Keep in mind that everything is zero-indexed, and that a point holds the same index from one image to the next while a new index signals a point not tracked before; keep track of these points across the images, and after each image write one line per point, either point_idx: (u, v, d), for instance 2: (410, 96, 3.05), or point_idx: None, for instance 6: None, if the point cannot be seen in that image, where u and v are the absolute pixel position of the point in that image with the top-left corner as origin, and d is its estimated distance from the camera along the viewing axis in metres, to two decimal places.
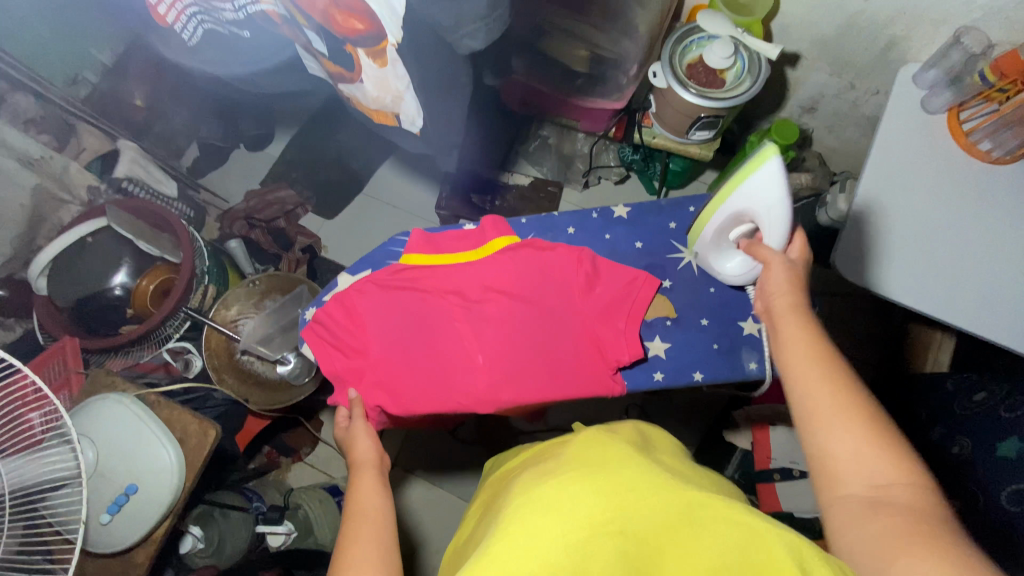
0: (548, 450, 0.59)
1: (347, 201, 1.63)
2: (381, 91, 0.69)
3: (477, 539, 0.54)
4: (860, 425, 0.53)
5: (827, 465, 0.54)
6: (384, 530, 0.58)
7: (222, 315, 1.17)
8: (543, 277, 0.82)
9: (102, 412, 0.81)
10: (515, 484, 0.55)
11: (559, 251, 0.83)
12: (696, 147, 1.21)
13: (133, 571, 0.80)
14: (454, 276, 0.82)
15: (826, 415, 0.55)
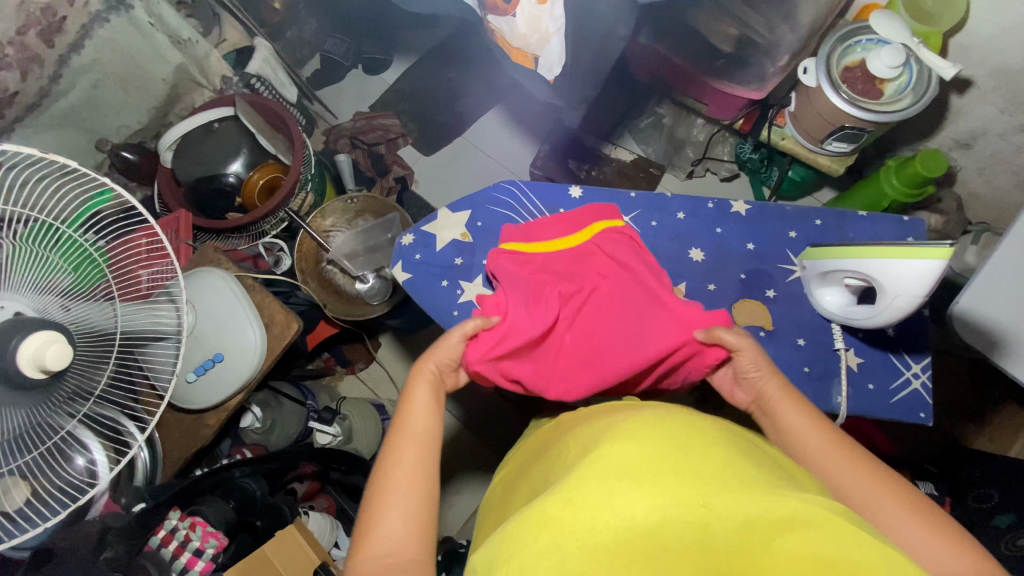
0: (620, 407, 0.59)
1: (445, 141, 1.64)
2: (529, 28, 0.67)
3: (535, 477, 0.55)
4: (901, 503, 0.53)
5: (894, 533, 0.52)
6: (433, 459, 0.59)
7: (318, 223, 1.22)
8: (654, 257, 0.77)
9: (205, 283, 0.89)
10: (585, 430, 0.55)
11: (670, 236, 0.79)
12: (826, 158, 1.12)
13: (204, 428, 0.88)
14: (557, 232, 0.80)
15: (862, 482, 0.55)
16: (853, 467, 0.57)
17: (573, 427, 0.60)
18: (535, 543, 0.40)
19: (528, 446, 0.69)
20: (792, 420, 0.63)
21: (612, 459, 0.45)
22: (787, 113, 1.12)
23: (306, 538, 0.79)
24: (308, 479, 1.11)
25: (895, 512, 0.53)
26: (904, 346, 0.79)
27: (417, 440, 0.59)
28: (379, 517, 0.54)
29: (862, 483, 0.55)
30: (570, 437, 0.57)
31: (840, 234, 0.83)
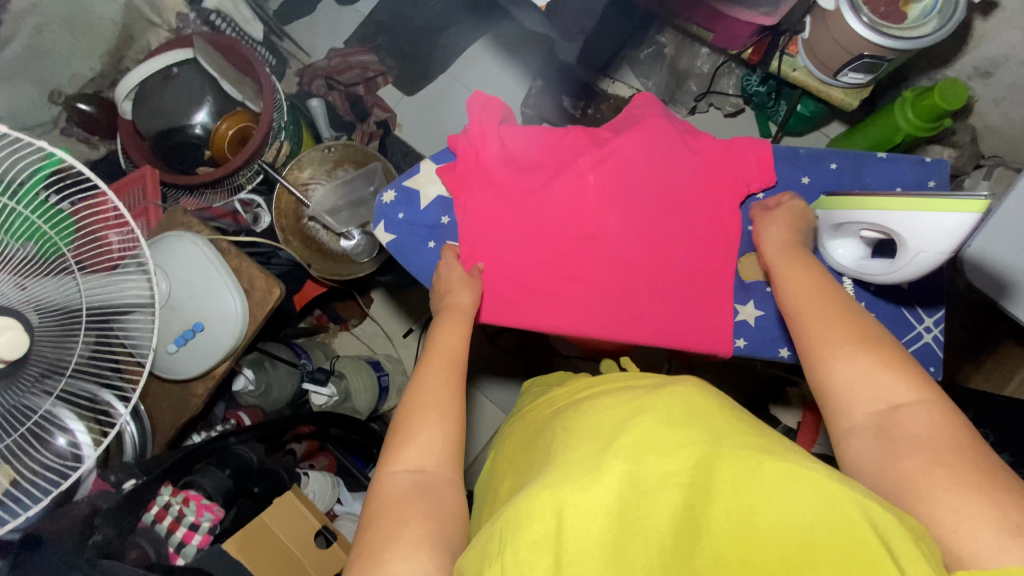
0: (607, 387, 0.55)
1: (429, 80, 1.53)
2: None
3: (527, 456, 0.53)
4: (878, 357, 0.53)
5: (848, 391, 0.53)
6: (424, 493, 0.50)
7: (295, 176, 1.14)
8: (671, 160, 0.74)
9: (177, 248, 0.83)
10: (578, 408, 0.52)
11: (701, 141, 0.76)
12: (840, 91, 1.03)
13: (192, 399, 0.86)
14: (569, 190, 0.74)
15: (830, 326, 0.56)
16: (829, 321, 0.57)
17: (564, 410, 0.56)
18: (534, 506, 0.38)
19: (522, 424, 0.66)
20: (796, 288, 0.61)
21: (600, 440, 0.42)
22: (800, 40, 1.02)
23: (305, 506, 0.79)
24: (307, 439, 1.10)
25: (870, 363, 0.53)
26: (916, 299, 0.75)
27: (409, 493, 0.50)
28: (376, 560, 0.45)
29: (846, 341, 0.55)
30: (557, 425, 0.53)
31: (856, 179, 0.76)
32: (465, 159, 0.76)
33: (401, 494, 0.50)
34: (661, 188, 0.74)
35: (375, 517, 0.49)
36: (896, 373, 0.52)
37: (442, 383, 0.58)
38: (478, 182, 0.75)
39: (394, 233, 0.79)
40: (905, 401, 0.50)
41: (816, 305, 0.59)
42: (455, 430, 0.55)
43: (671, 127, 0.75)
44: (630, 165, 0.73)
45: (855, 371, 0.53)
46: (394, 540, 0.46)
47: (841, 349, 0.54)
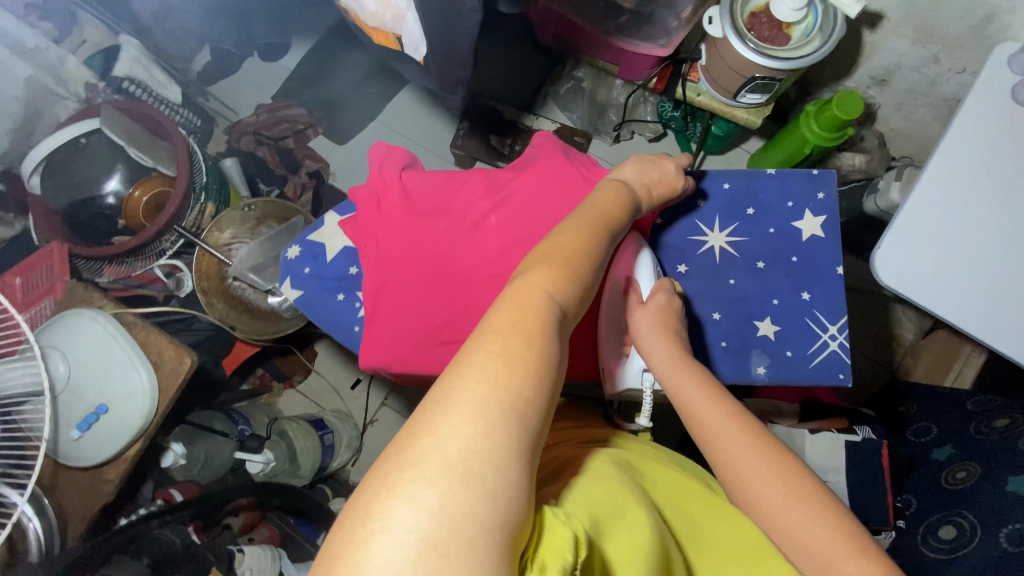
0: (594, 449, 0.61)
1: (359, 127, 1.54)
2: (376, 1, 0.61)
3: None
4: (813, 509, 0.49)
5: (787, 551, 0.49)
6: (546, 330, 0.44)
7: (215, 238, 1.10)
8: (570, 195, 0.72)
9: (73, 326, 0.78)
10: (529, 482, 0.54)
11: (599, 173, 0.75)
12: (743, 111, 1.07)
13: (103, 486, 0.80)
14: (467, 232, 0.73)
15: (746, 458, 0.53)
16: (746, 453, 0.53)
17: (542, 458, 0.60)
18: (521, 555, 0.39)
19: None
20: (702, 403, 0.57)
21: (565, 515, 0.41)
22: (699, 67, 1.06)
23: None
24: (245, 510, 1.05)
25: (798, 508, 0.49)
26: (821, 308, 0.75)
27: (529, 323, 0.44)
28: (460, 373, 0.40)
29: (764, 478, 0.51)
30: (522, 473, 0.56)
31: (751, 198, 0.78)
32: (363, 207, 0.76)
33: (535, 311, 0.45)
34: None
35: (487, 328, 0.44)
36: (828, 520, 0.48)
37: (590, 242, 0.53)
38: (379, 231, 0.74)
39: (301, 288, 0.77)
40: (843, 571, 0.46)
41: (721, 425, 0.55)
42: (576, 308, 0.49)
43: (568, 164, 0.74)
44: (529, 205, 0.72)
45: (792, 517, 0.49)
46: (464, 394, 0.38)
47: (758, 491, 0.51)
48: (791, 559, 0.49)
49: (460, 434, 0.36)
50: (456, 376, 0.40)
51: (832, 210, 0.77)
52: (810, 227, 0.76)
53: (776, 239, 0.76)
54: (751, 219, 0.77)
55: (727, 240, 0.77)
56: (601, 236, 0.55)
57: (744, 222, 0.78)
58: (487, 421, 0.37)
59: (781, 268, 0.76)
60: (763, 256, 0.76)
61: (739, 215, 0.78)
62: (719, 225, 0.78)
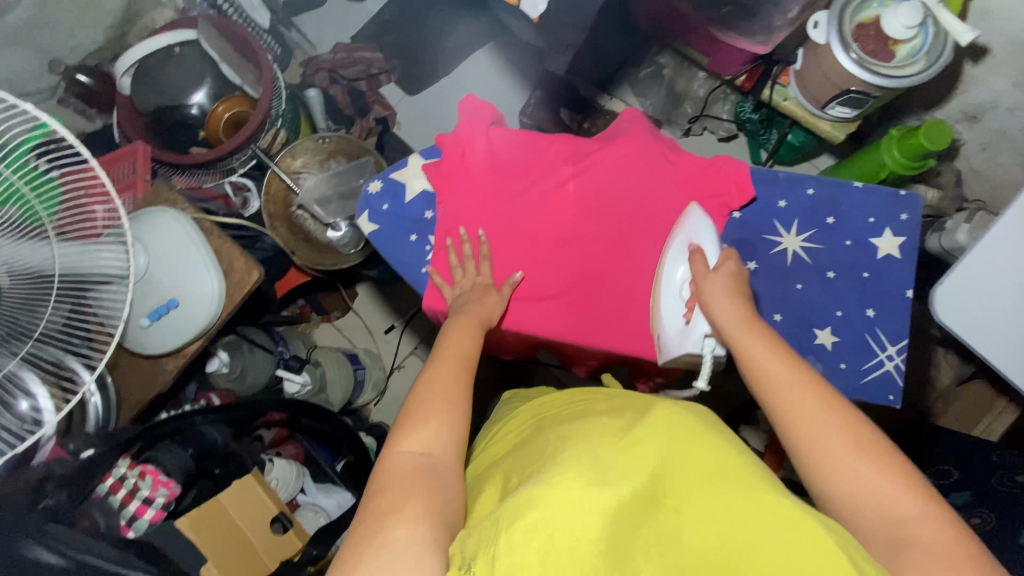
0: (583, 413, 0.62)
1: (430, 81, 1.54)
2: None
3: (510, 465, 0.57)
4: (864, 453, 0.47)
5: (840, 498, 0.46)
6: (423, 481, 0.52)
7: (287, 164, 1.14)
8: (647, 177, 0.75)
9: (158, 222, 0.83)
10: (561, 433, 0.57)
11: (681, 160, 0.76)
12: (828, 123, 1.05)
13: (162, 375, 0.85)
14: (543, 198, 0.77)
15: (801, 404, 0.50)
16: (801, 401, 0.50)
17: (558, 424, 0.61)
18: (518, 522, 0.40)
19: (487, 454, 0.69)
20: (771, 355, 0.53)
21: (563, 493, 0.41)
22: (792, 71, 1.04)
23: (258, 481, 0.78)
24: (276, 426, 1.11)
25: (847, 452, 0.47)
26: (883, 327, 0.75)
27: (409, 478, 0.52)
28: (361, 546, 0.46)
29: (818, 426, 0.48)
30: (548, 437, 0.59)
31: (832, 207, 0.77)
32: (448, 155, 0.78)
33: (408, 469, 0.53)
34: (631, 208, 0.75)
35: (379, 492, 0.51)
36: (882, 465, 0.46)
37: (449, 375, 0.61)
38: (458, 181, 0.77)
39: (376, 224, 0.80)
40: (909, 515, 0.44)
41: (787, 376, 0.51)
42: (462, 427, 0.58)
43: (654, 147, 0.76)
44: (607, 181, 0.76)
45: (860, 469, 0.46)
46: (385, 529, 0.46)
47: (823, 439, 0.48)
48: (838, 508, 0.46)
49: (390, 561, 0.44)
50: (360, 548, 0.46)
51: (913, 233, 0.75)
52: (887, 247, 0.75)
53: (851, 253, 0.75)
54: (829, 229, 0.76)
55: (802, 245, 0.76)
56: (467, 370, 0.63)
57: (822, 230, 0.76)
58: (403, 544, 0.45)
59: (850, 282, 0.75)
60: (835, 268, 0.76)
61: (818, 223, 0.76)
62: (796, 228, 0.76)
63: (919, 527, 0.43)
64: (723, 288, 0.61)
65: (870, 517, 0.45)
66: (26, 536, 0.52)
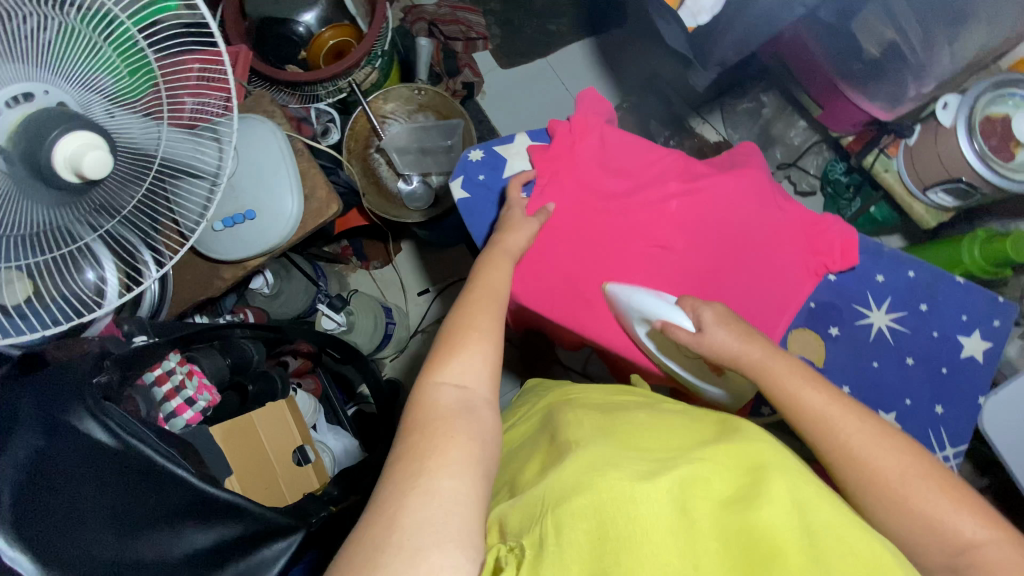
0: (622, 404, 0.62)
1: (527, 59, 1.51)
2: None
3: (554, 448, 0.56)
4: (924, 477, 0.49)
5: (903, 524, 0.48)
6: (459, 420, 0.51)
7: (377, 106, 1.14)
8: (754, 215, 0.75)
9: (254, 132, 0.82)
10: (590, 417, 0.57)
11: (790, 209, 0.76)
12: (922, 207, 1.03)
13: (217, 282, 0.84)
14: (645, 205, 0.76)
15: (851, 435, 0.51)
16: (858, 430, 0.51)
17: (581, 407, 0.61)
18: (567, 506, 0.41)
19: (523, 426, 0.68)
20: (800, 389, 0.55)
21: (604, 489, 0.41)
22: (902, 145, 1.02)
23: (289, 418, 0.79)
24: (301, 357, 1.12)
25: (911, 476, 0.49)
26: (947, 427, 0.74)
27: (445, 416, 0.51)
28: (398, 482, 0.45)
29: (879, 451, 0.50)
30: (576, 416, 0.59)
31: (928, 293, 0.76)
32: (561, 139, 0.78)
33: (447, 406, 0.52)
34: (731, 240, 0.75)
35: (417, 428, 0.50)
36: (944, 489, 0.48)
37: (484, 311, 0.60)
38: (565, 168, 0.76)
39: (469, 191, 0.79)
40: (972, 539, 0.46)
41: (829, 409, 0.53)
42: (493, 363, 0.57)
43: (767, 188, 0.76)
44: (713, 203, 0.76)
45: (922, 497, 0.48)
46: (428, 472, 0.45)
47: (883, 474, 0.49)
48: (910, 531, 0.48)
49: (439, 515, 0.42)
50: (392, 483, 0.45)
51: (1002, 342, 0.74)
52: (973, 349, 0.75)
53: (935, 345, 0.75)
54: (921, 316, 0.76)
55: (890, 323, 0.76)
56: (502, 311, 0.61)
57: (914, 315, 0.76)
58: (442, 497, 0.44)
59: (927, 373, 0.75)
60: (917, 356, 0.75)
61: (911, 307, 0.76)
62: (886, 306, 0.76)
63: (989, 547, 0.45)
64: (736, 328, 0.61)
65: (941, 540, 0.46)
66: (79, 404, 0.53)
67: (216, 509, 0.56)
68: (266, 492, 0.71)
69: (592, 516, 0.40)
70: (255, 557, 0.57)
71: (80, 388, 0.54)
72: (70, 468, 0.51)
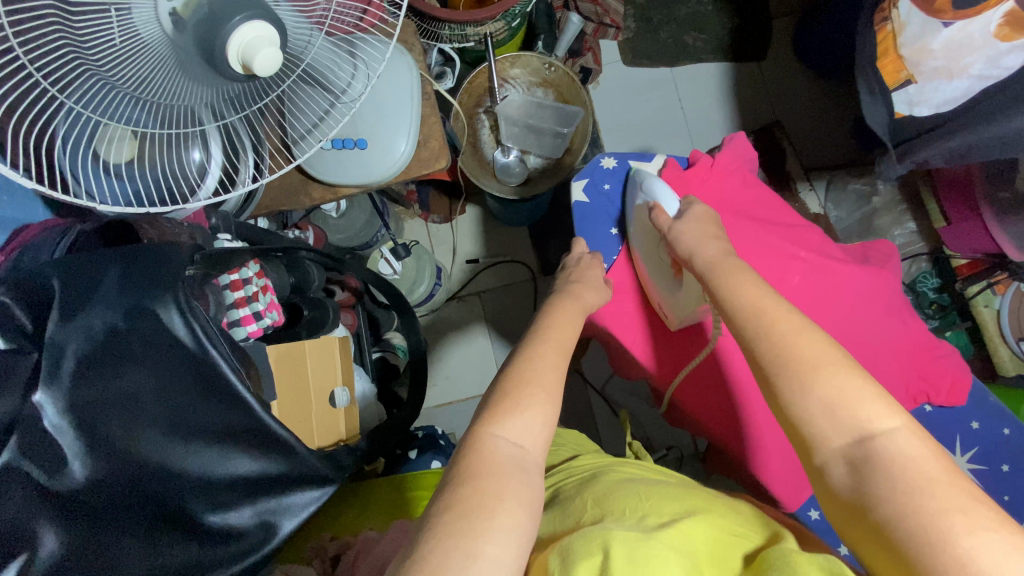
0: (683, 484, 0.61)
1: (652, 63, 1.43)
2: (944, 53, 0.76)
3: (614, 502, 0.54)
4: (841, 367, 0.48)
5: (814, 414, 0.47)
6: (513, 472, 0.48)
7: (501, 67, 1.10)
8: (866, 315, 0.78)
9: (394, 61, 0.78)
10: (655, 493, 0.55)
11: (907, 324, 0.79)
12: (1007, 353, 1.00)
13: (305, 198, 0.81)
14: (769, 266, 0.79)
15: (775, 319, 0.54)
16: (797, 329, 0.52)
17: (640, 482, 0.59)
18: (581, 550, 0.43)
19: (570, 482, 0.64)
20: (735, 287, 0.60)
21: (610, 538, 0.43)
22: (1014, 287, 0.99)
23: (337, 357, 0.77)
24: (347, 291, 1.09)
25: (842, 370, 0.48)
26: None
27: (495, 467, 0.48)
28: (439, 530, 0.43)
29: (801, 342, 0.51)
30: (639, 489, 0.56)
31: (1012, 456, 0.77)
32: (700, 178, 0.85)
33: (503, 459, 0.49)
34: (838, 331, 0.77)
35: (471, 473, 0.47)
36: (870, 387, 0.47)
37: (554, 363, 0.59)
38: (693, 200, 0.84)
39: (588, 196, 0.90)
40: (880, 428, 0.45)
41: (753, 304, 0.57)
42: (553, 415, 0.54)
43: (886, 291, 0.79)
44: (837, 284, 0.78)
45: (830, 383, 0.47)
46: (487, 513, 0.44)
47: (794, 361, 0.50)
48: (813, 421, 0.47)
49: (494, 556, 0.41)
50: (445, 522, 0.43)
51: None
52: None
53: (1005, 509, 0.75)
54: (1002, 475, 0.76)
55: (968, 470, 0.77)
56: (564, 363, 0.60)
57: (993, 472, 0.77)
58: (488, 559, 0.41)
59: None
60: None
61: (992, 464, 0.77)
62: (970, 454, 0.78)
63: (913, 464, 0.42)
64: (701, 231, 0.72)
65: (844, 429, 0.46)
66: (171, 298, 0.50)
67: (268, 444, 0.54)
68: (299, 427, 0.70)
69: (622, 555, 0.41)
70: (285, 500, 0.56)
71: (177, 280, 0.51)
72: (139, 360, 0.49)
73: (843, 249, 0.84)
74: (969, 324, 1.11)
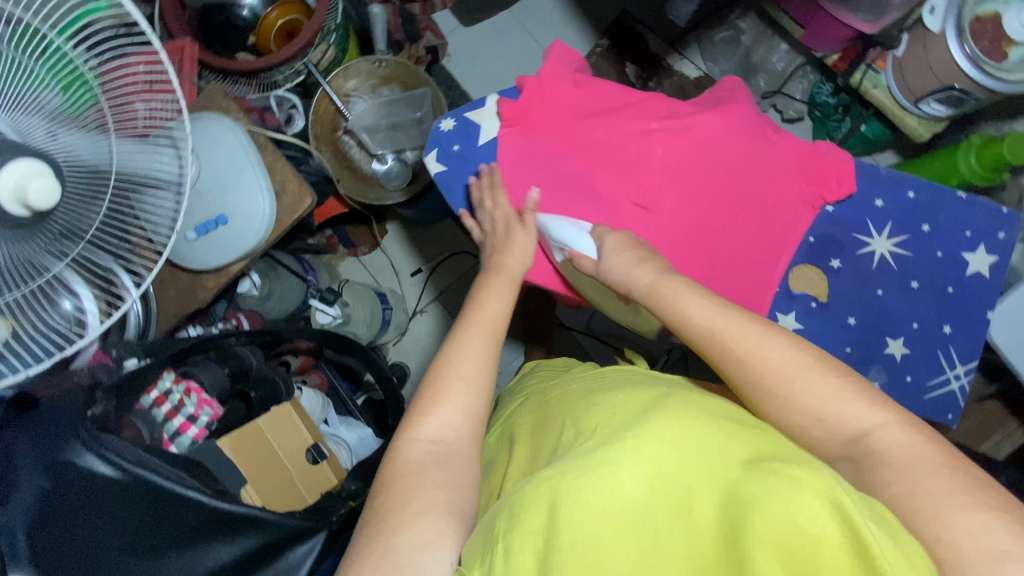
0: (614, 382, 0.63)
1: (489, 14, 1.41)
2: None
3: (556, 434, 0.56)
4: (828, 376, 0.51)
5: (803, 424, 0.50)
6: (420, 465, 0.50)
7: (338, 85, 1.09)
8: (742, 149, 0.79)
9: (214, 130, 0.78)
10: (591, 403, 0.56)
11: (783, 141, 0.80)
12: (914, 119, 1.02)
13: (202, 291, 0.82)
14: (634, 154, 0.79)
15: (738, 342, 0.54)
16: (760, 340, 0.53)
17: (573, 401, 0.61)
18: (526, 513, 0.42)
19: (522, 430, 0.66)
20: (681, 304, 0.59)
21: (563, 488, 0.41)
22: (891, 58, 0.99)
23: (298, 418, 0.77)
24: (302, 355, 1.10)
25: (815, 376, 0.51)
26: (957, 347, 0.81)
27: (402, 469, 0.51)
28: (365, 545, 0.45)
29: (769, 359, 0.52)
30: (575, 410, 0.58)
31: (927, 214, 0.82)
32: (536, 97, 0.83)
33: (412, 458, 0.51)
34: (722, 177, 0.78)
35: (384, 483, 0.50)
36: (845, 381, 0.51)
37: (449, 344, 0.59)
38: (539, 120, 0.83)
39: (444, 163, 0.86)
40: (870, 424, 0.48)
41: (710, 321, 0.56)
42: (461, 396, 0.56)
43: (753, 121, 0.80)
44: (698, 137, 0.79)
45: (809, 393, 0.50)
46: (402, 509, 0.47)
47: (774, 379, 0.51)
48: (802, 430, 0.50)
49: (414, 545, 0.44)
50: (366, 534, 0.46)
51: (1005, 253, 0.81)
52: (978, 264, 0.81)
53: (941, 264, 0.81)
54: (924, 237, 0.82)
55: (892, 248, 0.81)
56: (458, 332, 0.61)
57: (916, 237, 0.82)
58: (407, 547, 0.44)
59: (935, 294, 0.81)
60: (925, 279, 0.81)
61: (913, 228, 0.82)
62: (887, 231, 0.82)
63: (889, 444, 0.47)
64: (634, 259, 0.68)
65: (832, 433, 0.49)
66: (75, 440, 0.51)
67: (239, 522, 0.58)
68: (286, 496, 0.71)
69: (553, 508, 0.41)
70: (289, 557, 0.61)
71: (75, 423, 0.52)
72: (73, 503, 0.49)
73: (694, 102, 0.84)
74: (875, 110, 1.12)
